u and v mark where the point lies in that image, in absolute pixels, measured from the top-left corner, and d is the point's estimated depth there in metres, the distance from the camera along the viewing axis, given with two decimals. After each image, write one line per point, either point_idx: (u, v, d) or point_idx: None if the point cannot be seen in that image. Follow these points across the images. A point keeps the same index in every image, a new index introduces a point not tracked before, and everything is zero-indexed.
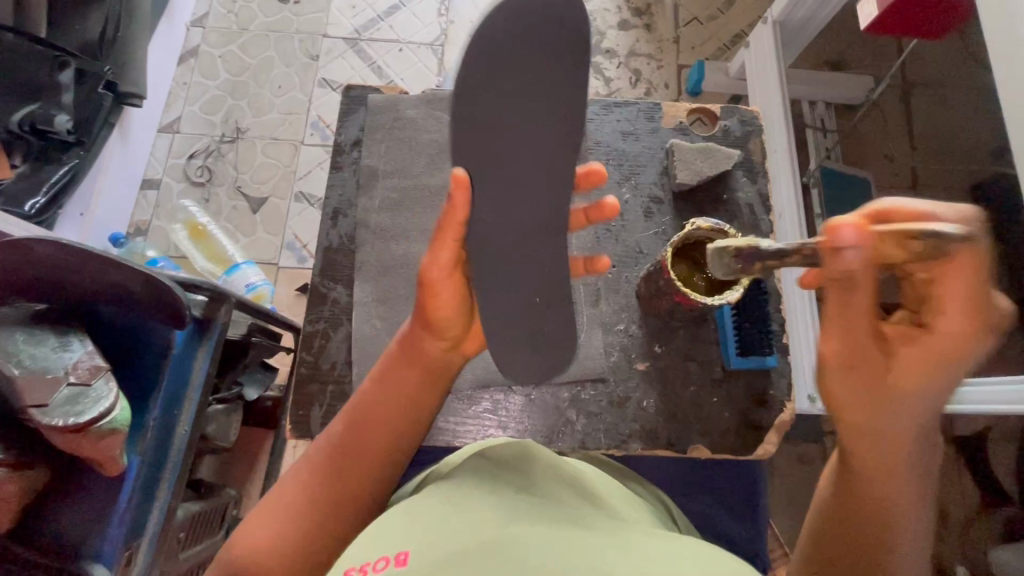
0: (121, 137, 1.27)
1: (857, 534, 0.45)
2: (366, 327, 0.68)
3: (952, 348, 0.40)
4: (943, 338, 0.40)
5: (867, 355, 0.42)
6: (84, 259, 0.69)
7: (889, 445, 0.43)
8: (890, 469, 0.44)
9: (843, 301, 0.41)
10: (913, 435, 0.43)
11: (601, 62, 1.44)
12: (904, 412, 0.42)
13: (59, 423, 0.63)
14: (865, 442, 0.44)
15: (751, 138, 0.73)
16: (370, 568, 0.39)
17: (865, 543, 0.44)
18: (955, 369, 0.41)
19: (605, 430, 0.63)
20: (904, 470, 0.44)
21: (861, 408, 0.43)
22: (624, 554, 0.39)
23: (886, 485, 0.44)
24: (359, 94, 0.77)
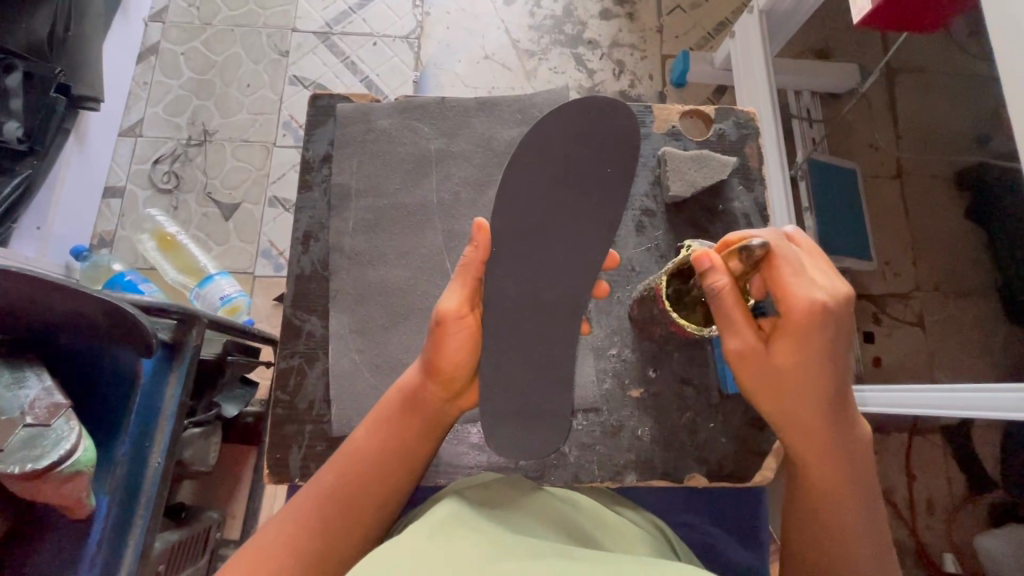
0: (79, 144, 1.20)
1: (807, 500, 0.53)
2: (345, 361, 0.64)
3: (805, 327, 0.49)
4: (795, 321, 0.49)
5: (756, 354, 0.51)
6: (37, 290, 0.62)
7: (801, 421, 0.51)
8: (834, 463, 0.52)
9: (722, 311, 0.51)
10: (837, 422, 0.52)
11: (583, 53, 1.39)
12: (799, 390, 0.51)
13: (16, 471, 0.59)
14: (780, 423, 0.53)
15: (746, 143, 0.70)
16: None
17: (813, 507, 0.52)
18: (818, 346, 0.49)
19: (598, 462, 0.62)
20: (842, 459, 0.52)
21: (768, 398, 0.52)
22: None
23: (815, 457, 0.52)
24: (327, 104, 0.72)
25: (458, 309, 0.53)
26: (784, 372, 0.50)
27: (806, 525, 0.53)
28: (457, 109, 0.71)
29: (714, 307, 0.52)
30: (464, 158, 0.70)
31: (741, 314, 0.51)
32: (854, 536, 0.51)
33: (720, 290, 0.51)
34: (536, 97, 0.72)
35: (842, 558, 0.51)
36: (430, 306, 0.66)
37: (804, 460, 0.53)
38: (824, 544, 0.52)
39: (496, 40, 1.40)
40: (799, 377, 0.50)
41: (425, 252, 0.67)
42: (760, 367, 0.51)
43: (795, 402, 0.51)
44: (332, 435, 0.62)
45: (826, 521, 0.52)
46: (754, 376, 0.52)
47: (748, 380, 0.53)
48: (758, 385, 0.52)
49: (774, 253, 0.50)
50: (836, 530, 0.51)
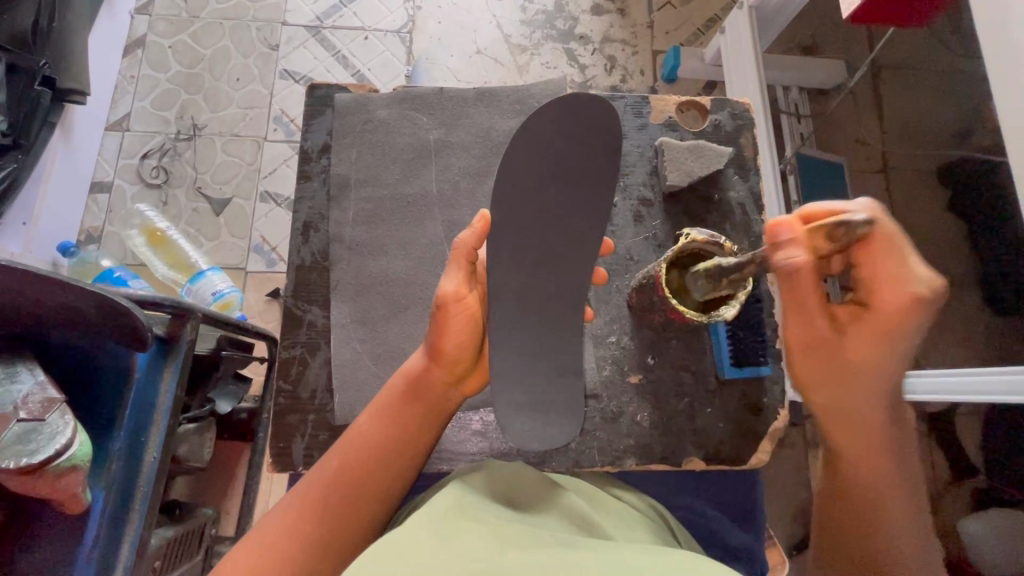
0: (64, 139, 1.18)
1: (850, 486, 0.54)
2: (346, 350, 0.64)
3: (896, 317, 0.50)
4: (887, 311, 0.50)
5: (823, 339, 0.53)
6: (27, 283, 0.61)
7: (858, 408, 0.53)
8: (884, 443, 0.54)
9: (798, 289, 0.51)
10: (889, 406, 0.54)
11: (575, 48, 1.40)
12: (868, 372, 0.52)
13: (11, 465, 0.58)
14: (836, 410, 0.54)
15: (741, 133, 0.72)
16: None
17: (858, 491, 0.54)
18: (904, 338, 0.51)
19: (598, 447, 0.63)
20: (890, 441, 0.54)
21: (828, 382, 0.54)
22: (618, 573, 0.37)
23: (867, 444, 0.54)
24: (325, 94, 0.72)
25: (457, 292, 0.54)
26: (852, 357, 0.53)
27: (846, 509, 0.55)
28: (455, 99, 0.71)
29: (788, 282, 0.50)
30: (463, 148, 0.70)
31: (813, 296, 0.51)
32: (896, 523, 0.53)
33: (800, 266, 0.48)
34: (534, 87, 0.72)
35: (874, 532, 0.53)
36: (431, 296, 0.66)
37: (853, 447, 0.54)
38: (864, 531, 0.53)
39: (488, 35, 1.40)
40: (871, 366, 0.52)
41: (426, 241, 0.68)
42: (830, 352, 0.53)
43: (859, 388, 0.53)
44: (334, 425, 0.62)
45: (868, 504, 0.54)
46: (816, 360, 0.54)
47: (810, 363, 0.54)
48: (822, 369, 0.54)
49: (873, 238, 0.49)
50: (875, 505, 0.53)
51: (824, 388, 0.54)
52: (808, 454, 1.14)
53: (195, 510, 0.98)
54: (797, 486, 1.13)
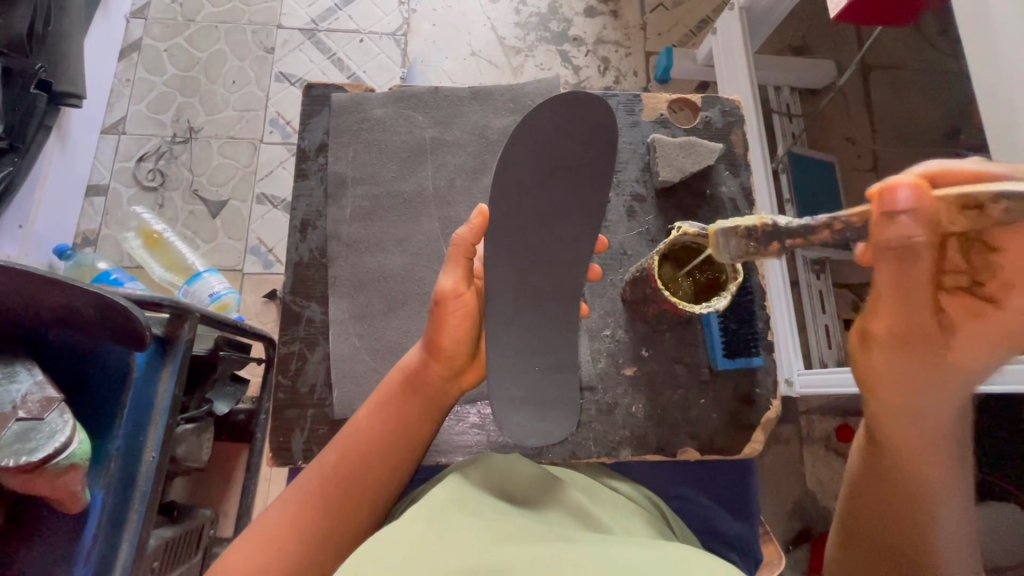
0: (60, 142, 1.18)
1: (900, 484, 0.51)
2: (345, 345, 0.65)
3: (1011, 320, 0.44)
4: (1005, 312, 0.44)
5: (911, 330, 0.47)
6: (26, 283, 0.61)
7: (928, 407, 0.50)
8: (943, 441, 0.51)
9: (912, 277, 0.43)
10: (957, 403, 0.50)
11: (569, 50, 1.41)
12: (950, 366, 0.48)
13: (10, 464, 0.58)
14: (902, 405, 0.51)
15: (732, 130, 0.73)
16: None
17: (908, 491, 0.51)
18: (1007, 338, 0.46)
19: (594, 438, 0.64)
20: (949, 440, 0.51)
21: (906, 376, 0.49)
22: (610, 566, 0.36)
23: (928, 444, 0.51)
24: (322, 93, 0.72)
25: (456, 288, 0.55)
26: (940, 352, 0.48)
27: (889, 508, 0.52)
28: (451, 98, 0.72)
29: (903, 266, 0.42)
30: (458, 146, 0.71)
31: (925, 286, 0.44)
32: (944, 528, 0.50)
33: (922, 248, 0.40)
34: (528, 86, 0.73)
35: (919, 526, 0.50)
36: (427, 291, 0.67)
37: (912, 445, 0.51)
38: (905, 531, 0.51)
39: (482, 37, 1.41)
40: (955, 364, 0.48)
41: (422, 238, 0.68)
42: (916, 345, 0.48)
43: (936, 384, 0.49)
44: (333, 419, 0.63)
45: (916, 506, 0.50)
46: (896, 351, 0.49)
47: (888, 354, 0.49)
48: (902, 362, 0.49)
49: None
50: (927, 503, 0.51)
51: (898, 382, 0.50)
52: (803, 448, 1.15)
53: (194, 511, 0.98)
54: (792, 480, 1.14)
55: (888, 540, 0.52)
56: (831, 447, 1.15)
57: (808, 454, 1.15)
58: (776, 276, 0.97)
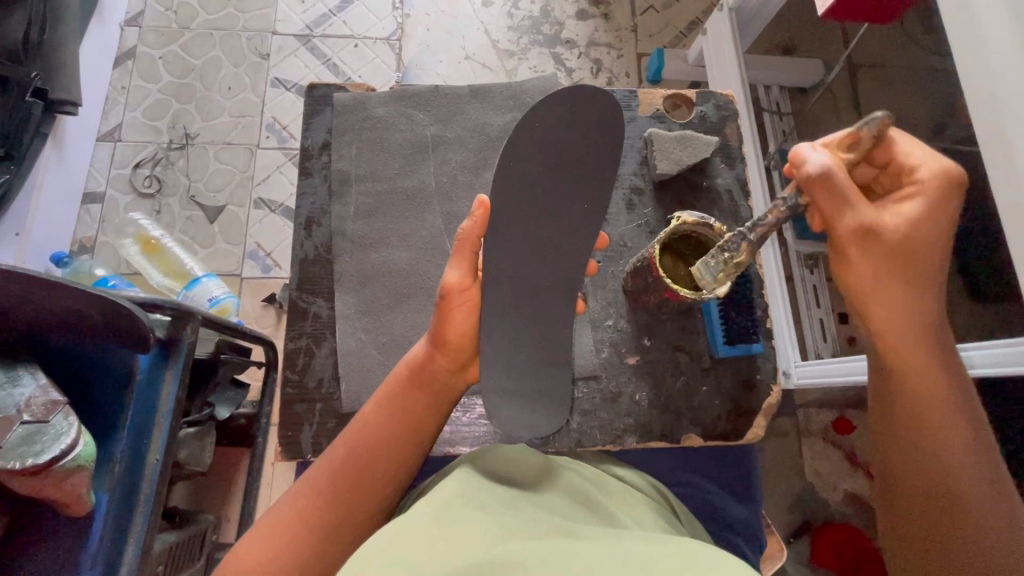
0: (56, 150, 1.18)
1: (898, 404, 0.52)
2: (351, 340, 0.66)
3: (936, 193, 0.49)
4: (926, 190, 0.49)
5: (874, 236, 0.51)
6: (29, 287, 0.62)
7: (906, 308, 0.51)
8: (936, 349, 0.51)
9: (842, 189, 0.50)
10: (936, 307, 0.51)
11: (562, 53, 1.43)
12: (917, 266, 0.50)
13: (15, 467, 0.58)
14: (888, 313, 0.51)
15: (726, 124, 0.74)
16: None
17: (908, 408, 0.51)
18: (948, 220, 0.49)
19: (600, 427, 0.64)
20: (941, 348, 0.51)
21: (877, 286, 0.51)
22: (620, 568, 0.35)
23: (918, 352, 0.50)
24: (324, 93, 0.73)
25: (462, 282, 0.56)
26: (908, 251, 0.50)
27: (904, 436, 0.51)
28: (451, 96, 0.73)
29: (830, 188, 0.51)
30: (459, 143, 0.72)
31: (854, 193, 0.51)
32: (955, 447, 0.49)
33: (833, 168, 0.51)
34: (526, 84, 0.75)
35: (935, 449, 0.49)
36: (432, 286, 0.68)
37: (905, 358, 0.51)
38: (915, 453, 0.50)
39: (475, 40, 1.43)
40: (917, 262, 0.50)
41: (426, 233, 0.70)
42: (883, 251, 0.51)
43: (908, 287, 0.50)
44: (341, 412, 0.64)
45: (919, 425, 0.50)
46: (866, 262, 0.52)
47: (861, 266, 0.52)
48: (875, 270, 0.51)
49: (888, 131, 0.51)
50: (934, 420, 0.50)
51: (873, 291, 0.52)
52: (801, 440, 1.16)
53: (197, 515, 0.98)
54: (793, 471, 1.15)
55: (917, 472, 0.50)
56: (829, 439, 1.16)
57: (806, 447, 1.16)
58: (771, 268, 0.98)
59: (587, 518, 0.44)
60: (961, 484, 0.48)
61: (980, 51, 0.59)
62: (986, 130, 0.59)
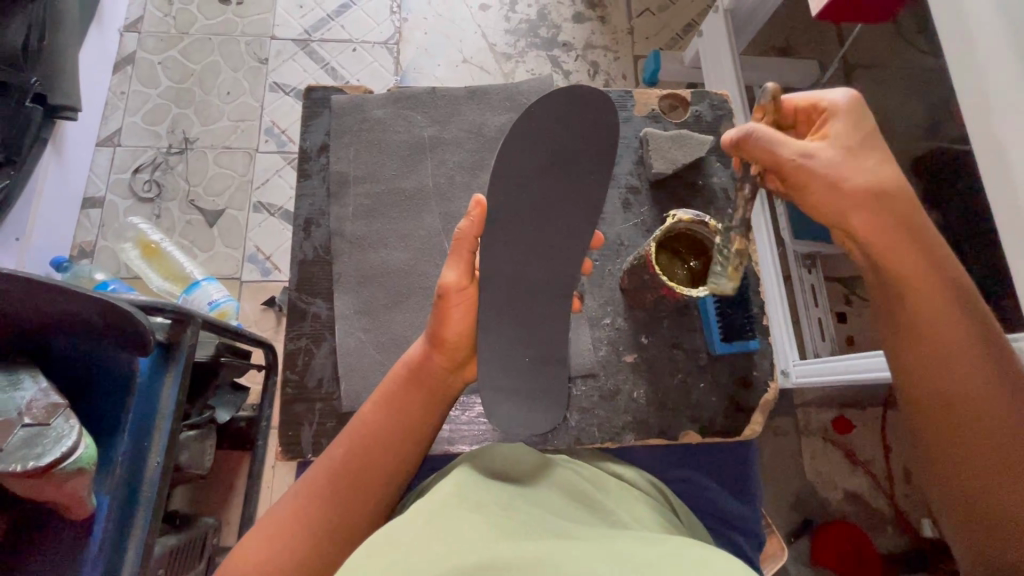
0: (56, 155, 1.19)
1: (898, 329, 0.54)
2: (351, 340, 0.66)
3: (851, 114, 0.56)
4: (841, 114, 0.56)
5: (824, 171, 0.54)
6: (29, 290, 0.62)
7: (885, 229, 0.53)
8: (921, 264, 0.53)
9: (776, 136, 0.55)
10: (914, 221, 0.54)
11: (558, 55, 1.44)
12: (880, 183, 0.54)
13: (17, 469, 0.58)
14: (872, 239, 0.54)
15: (721, 123, 0.75)
16: None
17: (913, 334, 0.53)
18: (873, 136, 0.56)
19: (597, 425, 0.65)
20: (926, 262, 0.53)
21: (851, 218, 0.54)
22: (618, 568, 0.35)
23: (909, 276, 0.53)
24: (322, 96, 0.74)
25: (459, 281, 0.56)
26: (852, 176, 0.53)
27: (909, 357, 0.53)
28: (448, 98, 0.74)
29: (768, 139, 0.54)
30: (457, 144, 0.73)
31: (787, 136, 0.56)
32: (966, 356, 0.50)
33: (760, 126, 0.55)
34: (522, 85, 0.75)
35: (943, 360, 0.51)
36: (430, 286, 0.68)
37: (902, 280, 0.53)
38: (931, 375, 0.52)
39: (472, 43, 1.43)
40: (871, 187, 0.53)
41: (424, 233, 0.70)
42: (841, 183, 0.53)
43: (880, 208, 0.53)
44: (341, 411, 0.64)
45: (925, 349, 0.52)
46: (833, 198, 0.54)
47: (828, 204, 0.54)
48: (840, 205, 0.54)
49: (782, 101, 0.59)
50: (934, 333, 0.52)
51: (855, 224, 0.54)
52: (801, 439, 1.16)
53: (197, 519, 0.98)
54: (792, 469, 1.15)
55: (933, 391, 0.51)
56: (828, 438, 1.17)
57: (806, 446, 1.16)
58: (768, 267, 0.98)
59: (585, 517, 0.44)
60: (972, 385, 0.50)
61: (969, 49, 0.60)
62: (975, 125, 0.59)
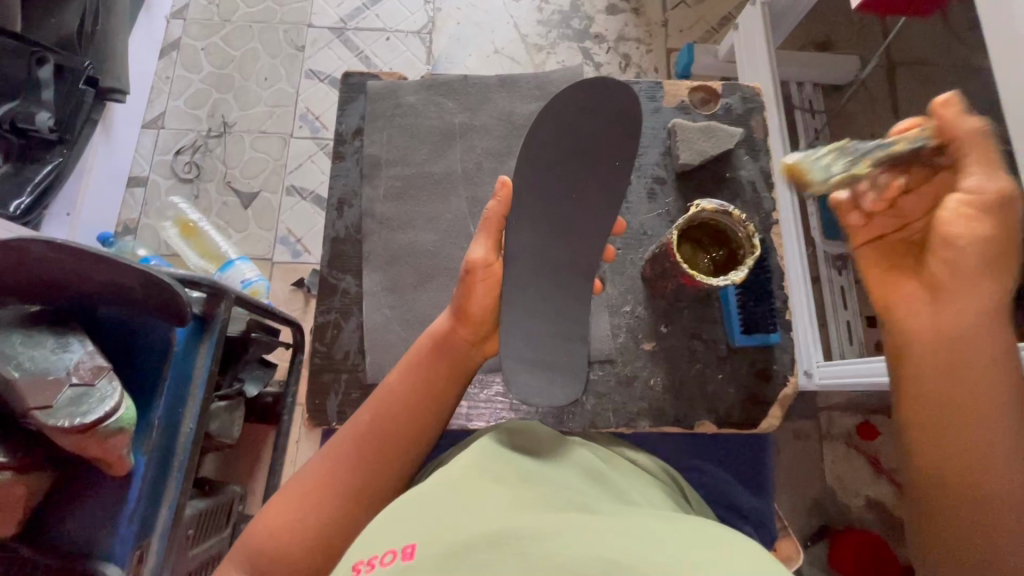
0: (105, 136, 1.25)
1: (947, 404, 0.46)
2: (376, 316, 0.68)
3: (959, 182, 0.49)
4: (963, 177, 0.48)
5: (1006, 206, 0.47)
6: (80, 261, 0.66)
7: (959, 307, 0.47)
8: (976, 341, 0.46)
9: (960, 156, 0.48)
10: (990, 297, 0.47)
11: (590, 47, 1.44)
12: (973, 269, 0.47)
13: (65, 424, 0.63)
14: (932, 318, 0.48)
15: (753, 116, 0.74)
16: (378, 563, 0.35)
17: (959, 409, 0.46)
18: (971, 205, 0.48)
19: (614, 410, 0.66)
20: (984, 340, 0.46)
21: (950, 274, 0.48)
22: (632, 545, 0.34)
23: (971, 357, 0.46)
24: (358, 81, 0.76)
25: (485, 259, 0.57)
26: (1015, 225, 0.47)
27: (963, 433, 0.45)
28: (479, 85, 0.75)
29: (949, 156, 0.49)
30: (486, 131, 0.74)
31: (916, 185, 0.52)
32: (1004, 445, 0.44)
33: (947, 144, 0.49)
34: (552, 74, 0.76)
35: (973, 443, 0.45)
36: (454, 268, 0.70)
37: (967, 357, 0.46)
38: (960, 449, 0.45)
39: (505, 34, 1.44)
40: (978, 256, 0.47)
41: (451, 217, 0.72)
42: (984, 242, 0.47)
43: (970, 294, 0.47)
44: (365, 384, 0.67)
45: (980, 438, 0.45)
46: (945, 257, 0.48)
47: (970, 246, 0.47)
48: (975, 250, 0.47)
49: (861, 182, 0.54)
50: (974, 406, 0.45)
51: (957, 288, 0.47)
52: (822, 442, 1.15)
53: (224, 486, 1.02)
54: (811, 470, 1.14)
55: (961, 470, 0.45)
56: (852, 443, 1.14)
57: (827, 449, 1.15)
58: (795, 264, 0.97)
59: (603, 494, 0.44)
60: (986, 478, 0.44)
61: None
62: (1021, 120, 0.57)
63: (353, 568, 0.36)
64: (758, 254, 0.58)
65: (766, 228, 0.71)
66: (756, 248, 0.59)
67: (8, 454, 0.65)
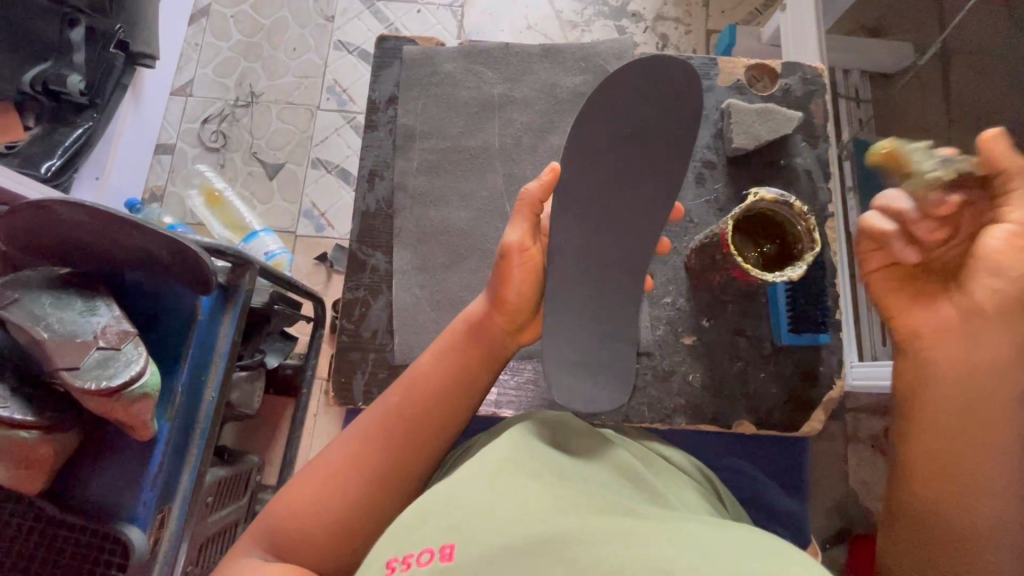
0: (134, 102, 1.25)
1: (957, 440, 0.44)
2: (407, 295, 0.67)
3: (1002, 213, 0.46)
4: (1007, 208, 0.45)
5: None
6: (107, 224, 0.66)
7: (987, 345, 0.44)
8: (998, 383, 0.44)
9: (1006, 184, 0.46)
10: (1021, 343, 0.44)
11: (627, 25, 1.38)
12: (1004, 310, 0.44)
13: (91, 387, 0.63)
14: (956, 352, 0.46)
15: (812, 99, 0.70)
16: (414, 562, 0.34)
17: (962, 446, 0.44)
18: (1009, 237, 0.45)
19: (648, 403, 0.64)
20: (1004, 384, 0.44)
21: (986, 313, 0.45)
22: (684, 549, 0.33)
23: (994, 390, 0.44)
24: (393, 46, 0.73)
25: (521, 243, 0.55)
26: None
27: (964, 468, 0.43)
28: (521, 56, 0.72)
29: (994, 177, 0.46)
30: (526, 104, 0.71)
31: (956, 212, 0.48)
32: (1003, 491, 0.42)
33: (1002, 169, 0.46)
34: (599, 46, 0.72)
35: (973, 483, 0.43)
36: (488, 249, 0.68)
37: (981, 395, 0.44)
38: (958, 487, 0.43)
39: (539, 9, 1.39)
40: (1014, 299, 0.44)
41: (486, 195, 0.69)
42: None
43: (1001, 335, 0.44)
44: (393, 363, 0.66)
45: (977, 471, 0.43)
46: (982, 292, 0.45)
47: (1013, 281, 0.44)
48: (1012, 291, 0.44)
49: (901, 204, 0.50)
50: (981, 445, 0.43)
51: (987, 328, 0.44)
52: (847, 444, 1.11)
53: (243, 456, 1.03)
54: (833, 472, 1.11)
55: (958, 507, 0.43)
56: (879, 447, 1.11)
57: (852, 453, 1.11)
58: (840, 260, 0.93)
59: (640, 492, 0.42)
60: (982, 518, 0.42)
61: None
62: None
63: (387, 565, 0.35)
64: (819, 249, 0.55)
65: (818, 222, 0.68)
66: (818, 242, 0.55)
67: (35, 414, 0.65)
